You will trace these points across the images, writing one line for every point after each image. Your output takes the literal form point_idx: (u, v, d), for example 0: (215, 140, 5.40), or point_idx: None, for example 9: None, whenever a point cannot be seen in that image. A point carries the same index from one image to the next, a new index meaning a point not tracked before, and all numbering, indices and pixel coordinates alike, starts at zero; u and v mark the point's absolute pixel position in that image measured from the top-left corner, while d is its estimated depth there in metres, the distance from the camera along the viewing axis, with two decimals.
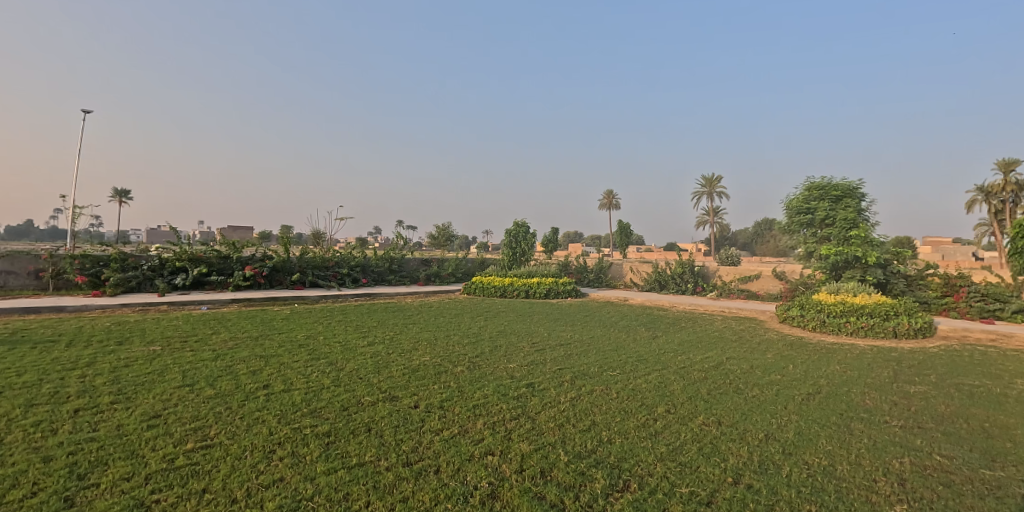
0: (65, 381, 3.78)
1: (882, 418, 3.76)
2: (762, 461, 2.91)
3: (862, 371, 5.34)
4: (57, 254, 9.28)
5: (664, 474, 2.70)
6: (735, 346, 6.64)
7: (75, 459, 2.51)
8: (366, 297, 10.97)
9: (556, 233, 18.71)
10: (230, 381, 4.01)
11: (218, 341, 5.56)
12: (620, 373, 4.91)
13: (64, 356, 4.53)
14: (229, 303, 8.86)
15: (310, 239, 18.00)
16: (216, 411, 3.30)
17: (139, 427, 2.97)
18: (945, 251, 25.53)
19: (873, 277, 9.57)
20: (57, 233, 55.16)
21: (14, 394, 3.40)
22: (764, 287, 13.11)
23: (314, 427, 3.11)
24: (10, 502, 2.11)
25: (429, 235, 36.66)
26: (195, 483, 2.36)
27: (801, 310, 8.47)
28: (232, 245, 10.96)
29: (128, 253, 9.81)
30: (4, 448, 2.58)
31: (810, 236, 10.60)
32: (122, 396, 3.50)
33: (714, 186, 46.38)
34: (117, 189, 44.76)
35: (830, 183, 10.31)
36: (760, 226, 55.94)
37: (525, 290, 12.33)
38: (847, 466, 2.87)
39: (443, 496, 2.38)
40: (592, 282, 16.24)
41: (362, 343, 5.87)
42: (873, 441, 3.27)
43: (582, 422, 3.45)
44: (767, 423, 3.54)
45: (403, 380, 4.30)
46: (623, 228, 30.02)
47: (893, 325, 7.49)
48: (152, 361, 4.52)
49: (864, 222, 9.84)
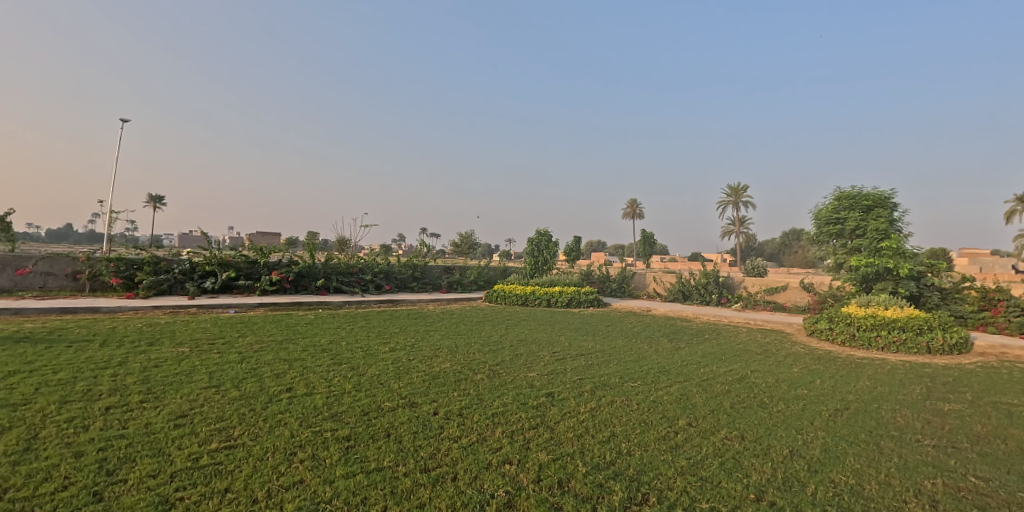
0: (97, 380, 3.92)
1: (914, 437, 3.60)
2: (786, 478, 2.82)
3: (894, 387, 5.14)
4: (94, 257, 9.72)
5: (684, 489, 2.64)
6: (761, 359, 6.47)
7: (105, 455, 2.61)
8: (388, 303, 11.13)
9: (578, 242, 18.69)
10: (255, 383, 4.11)
11: (245, 344, 5.70)
12: (641, 384, 4.85)
13: (97, 356, 4.71)
14: (255, 307, 9.10)
15: (336, 245, 18.44)
16: (240, 413, 3.38)
17: (166, 426, 3.06)
18: (985, 264, 24.37)
19: (905, 290, 9.21)
20: (94, 237, 57.85)
21: (49, 391, 3.55)
22: (791, 299, 12.80)
23: (335, 431, 3.16)
24: (43, 495, 2.19)
25: (453, 242, 37.01)
26: (218, 483, 2.42)
27: (829, 323, 8.24)
28: (260, 250, 11.32)
29: (161, 257, 10.18)
30: (39, 443, 2.70)
31: (839, 246, 10.25)
32: (151, 396, 3.62)
33: (740, 195, 45.71)
34: (153, 198, 47.83)
35: (861, 192, 9.95)
36: (787, 236, 54.43)
37: (546, 299, 12.31)
38: (876, 486, 2.75)
39: (460, 503, 2.38)
40: (614, 292, 16.08)
41: (384, 349, 5.94)
42: (904, 460, 3.14)
43: (602, 433, 3.42)
44: (793, 440, 3.43)
45: (423, 387, 4.33)
46: (645, 236, 29.82)
47: (927, 341, 7.19)
48: (180, 362, 4.67)
49: (896, 233, 9.47)
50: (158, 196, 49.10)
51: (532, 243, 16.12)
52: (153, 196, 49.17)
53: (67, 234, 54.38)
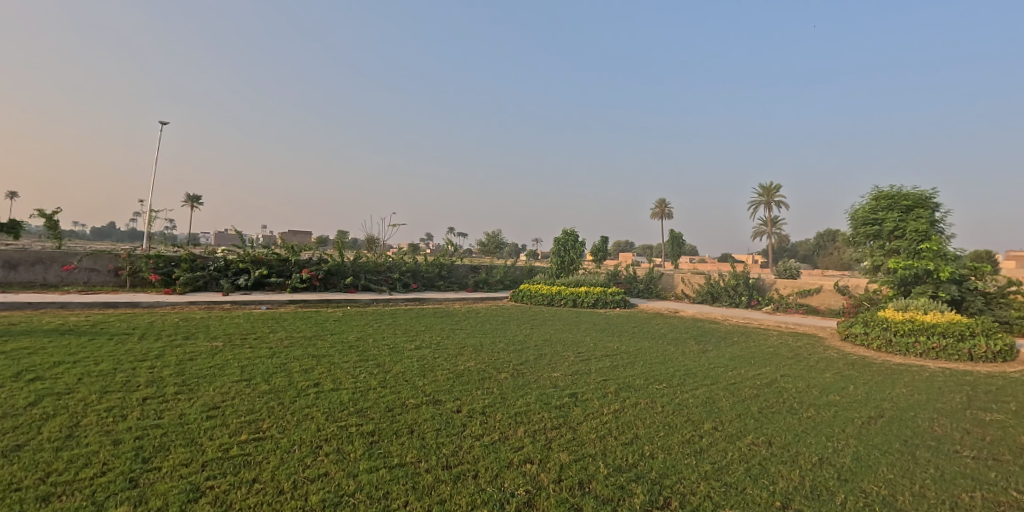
0: (136, 371, 4.12)
1: (952, 447, 3.43)
2: (815, 486, 2.73)
3: (933, 395, 4.92)
4: (135, 254, 10.19)
5: (707, 494, 2.59)
6: (792, 363, 6.28)
7: (141, 444, 2.74)
8: (414, 301, 11.29)
9: (605, 242, 18.52)
10: (284, 378, 4.23)
11: (275, 340, 5.88)
12: (667, 386, 4.77)
13: (137, 348, 4.95)
14: (285, 304, 9.37)
15: (364, 244, 18.79)
16: (269, 406, 3.49)
17: (199, 417, 3.19)
18: None
19: (947, 294, 8.78)
20: (136, 235, 60.53)
21: (91, 381, 3.74)
22: (825, 302, 12.38)
23: (360, 426, 3.22)
24: (83, 480, 2.32)
25: (479, 243, 37.23)
26: (246, 473, 2.50)
27: (864, 327, 7.95)
28: (291, 248, 11.65)
29: (197, 255, 10.60)
30: (80, 430, 2.85)
31: (876, 248, 9.84)
32: (186, 388, 3.78)
33: (772, 195, 44.42)
34: (190, 199, 50.03)
35: (901, 192, 9.50)
36: (822, 237, 52.59)
37: (572, 299, 12.26)
38: (910, 497, 2.64)
39: (479, 501, 2.39)
40: (641, 293, 15.85)
41: (409, 347, 6.02)
42: (940, 471, 3.00)
43: (624, 435, 3.38)
44: (823, 447, 3.32)
45: (447, 385, 4.37)
46: (673, 237, 29.32)
47: (969, 348, 6.82)
48: (213, 356, 4.86)
49: (937, 234, 9.05)
50: (195, 196, 51.11)
51: (558, 243, 16.08)
52: (190, 195, 51.16)
53: (111, 232, 57.11)
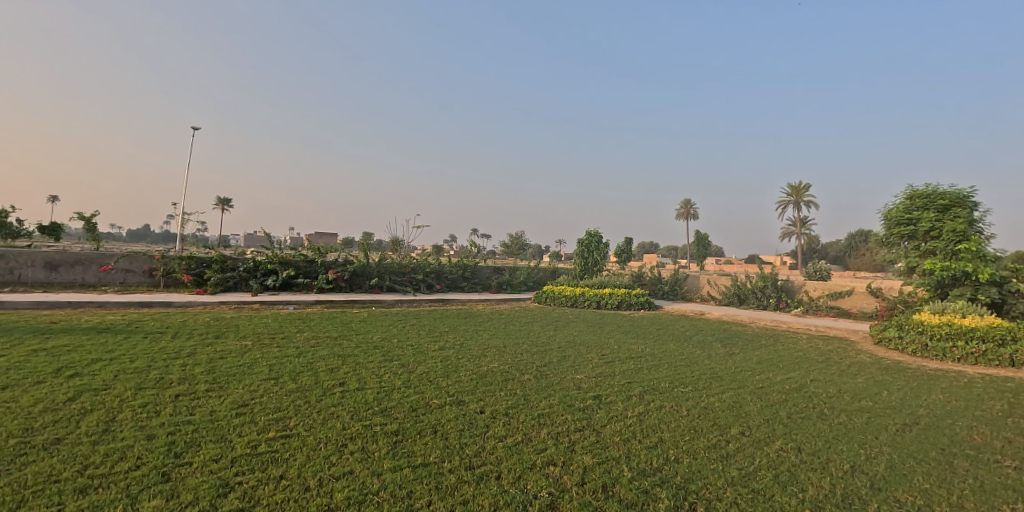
0: (168, 368, 4.26)
1: (993, 457, 3.25)
2: (847, 495, 2.62)
3: (972, 402, 4.69)
4: (169, 255, 10.56)
5: (734, 500, 2.52)
6: (822, 367, 6.09)
7: (173, 439, 2.82)
8: (436, 302, 11.37)
9: (629, 243, 18.32)
10: (311, 377, 4.31)
11: (302, 339, 6.00)
12: (693, 389, 4.68)
13: (170, 346, 5.12)
14: (311, 304, 9.57)
15: (389, 245, 19.04)
16: (296, 404, 3.55)
17: (229, 414, 3.27)
18: None
19: (986, 296, 8.36)
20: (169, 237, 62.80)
21: (127, 378, 3.88)
22: (857, 305, 11.96)
23: (384, 425, 3.25)
24: (118, 473, 2.40)
25: (501, 245, 37.34)
26: (274, 470, 2.54)
27: (900, 331, 7.65)
28: (317, 249, 11.89)
29: (227, 256, 10.92)
30: (116, 425, 2.95)
31: (912, 248, 9.43)
32: (216, 385, 3.88)
33: (801, 195, 43.16)
34: (221, 202, 51.80)
35: (936, 191, 9.10)
36: (854, 239, 50.77)
37: (595, 300, 12.15)
38: (948, 508, 2.51)
39: (502, 502, 2.38)
40: (666, 294, 15.60)
41: (433, 347, 6.06)
42: (980, 482, 2.84)
43: (649, 438, 3.32)
44: (856, 454, 3.19)
45: (471, 385, 4.38)
46: (699, 239, 28.84)
47: (1011, 353, 6.45)
48: (242, 354, 4.99)
49: (976, 234, 8.65)
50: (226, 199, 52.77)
51: (581, 244, 15.98)
52: (221, 200, 52.82)
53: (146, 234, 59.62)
